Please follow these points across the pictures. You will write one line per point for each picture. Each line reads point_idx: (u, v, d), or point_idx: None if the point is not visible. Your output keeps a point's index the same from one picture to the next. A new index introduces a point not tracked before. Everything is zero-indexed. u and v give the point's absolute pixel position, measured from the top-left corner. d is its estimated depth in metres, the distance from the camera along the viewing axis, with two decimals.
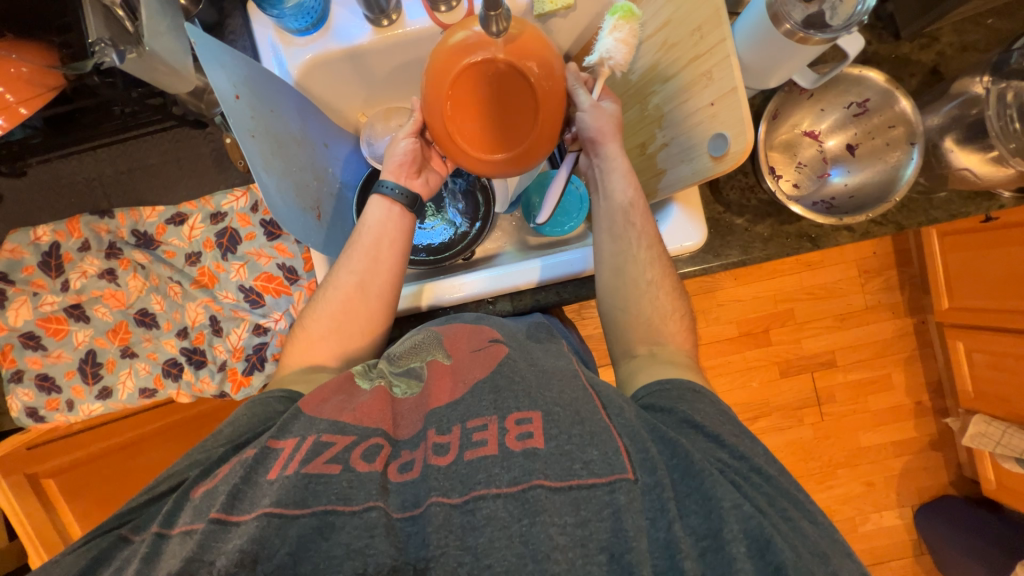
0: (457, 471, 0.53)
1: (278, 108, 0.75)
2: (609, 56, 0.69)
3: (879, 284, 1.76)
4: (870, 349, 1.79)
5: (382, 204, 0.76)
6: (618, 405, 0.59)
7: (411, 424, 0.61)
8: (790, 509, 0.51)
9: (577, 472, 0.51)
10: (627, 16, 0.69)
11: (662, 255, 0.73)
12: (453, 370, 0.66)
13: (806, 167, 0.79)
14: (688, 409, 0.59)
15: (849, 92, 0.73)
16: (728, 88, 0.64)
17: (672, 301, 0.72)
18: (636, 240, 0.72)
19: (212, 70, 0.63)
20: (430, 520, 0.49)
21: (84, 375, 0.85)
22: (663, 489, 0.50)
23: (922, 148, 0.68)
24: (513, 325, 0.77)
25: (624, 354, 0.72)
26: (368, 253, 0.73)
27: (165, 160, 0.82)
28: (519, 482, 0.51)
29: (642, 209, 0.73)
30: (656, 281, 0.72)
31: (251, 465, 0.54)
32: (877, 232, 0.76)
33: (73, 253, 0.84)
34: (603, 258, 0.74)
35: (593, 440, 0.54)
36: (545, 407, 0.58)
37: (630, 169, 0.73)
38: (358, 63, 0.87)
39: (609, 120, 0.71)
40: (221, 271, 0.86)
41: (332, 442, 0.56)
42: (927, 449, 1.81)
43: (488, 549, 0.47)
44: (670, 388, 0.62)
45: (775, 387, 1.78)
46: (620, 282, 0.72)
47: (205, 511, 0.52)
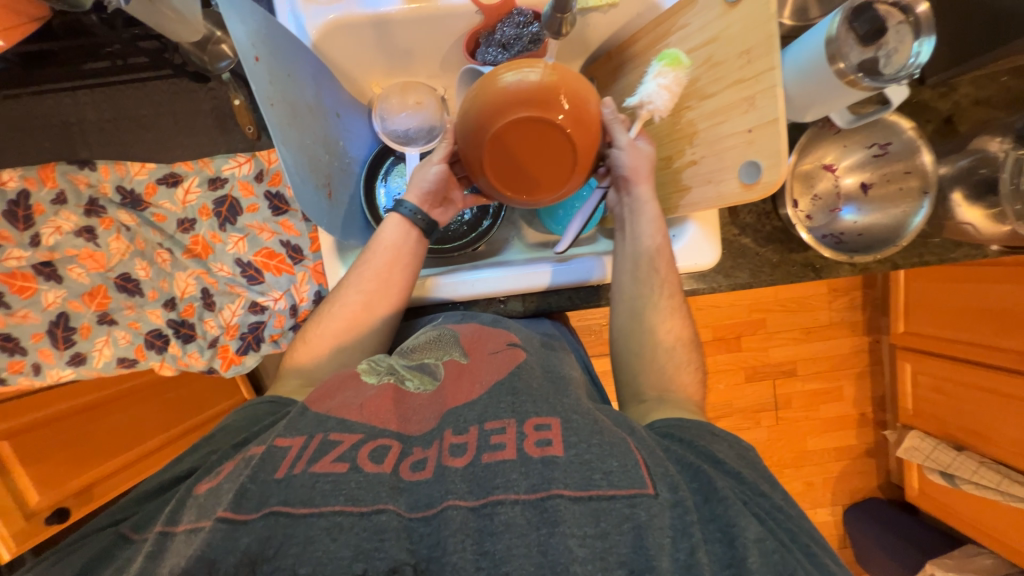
0: (474, 474, 0.53)
1: (295, 73, 0.70)
2: (649, 100, 0.76)
3: (845, 303, 1.88)
4: (828, 362, 1.91)
5: (400, 225, 0.73)
6: (630, 425, 0.63)
7: (423, 422, 0.61)
8: (812, 545, 0.54)
9: (597, 482, 0.53)
10: (672, 63, 0.75)
11: (682, 305, 0.77)
12: (470, 369, 0.68)
13: (820, 200, 0.80)
14: (707, 445, 0.62)
15: (873, 134, 0.75)
16: (769, 117, 0.65)
17: (688, 354, 0.75)
18: (658, 287, 0.75)
19: (232, 21, 0.57)
20: (447, 524, 0.49)
21: (55, 340, 0.78)
22: (686, 510, 0.52)
23: (932, 200, 0.72)
24: (529, 331, 0.79)
25: (633, 398, 0.74)
26: (380, 278, 0.72)
27: (159, 114, 0.74)
28: (538, 490, 0.52)
29: (667, 260, 0.76)
30: (674, 330, 0.75)
31: (257, 465, 0.53)
32: (875, 270, 0.81)
33: (45, 205, 0.75)
34: (622, 298, 0.77)
35: (613, 451, 0.55)
36: (563, 415, 0.60)
37: (658, 216, 0.75)
38: (382, 33, 0.81)
39: (645, 160, 0.73)
40: (217, 241, 0.78)
41: (340, 441, 0.56)
42: (863, 455, 1.99)
43: (507, 555, 0.47)
44: (690, 426, 0.65)
45: (740, 390, 1.89)
46: (636, 324, 0.76)
47: (210, 509, 0.50)
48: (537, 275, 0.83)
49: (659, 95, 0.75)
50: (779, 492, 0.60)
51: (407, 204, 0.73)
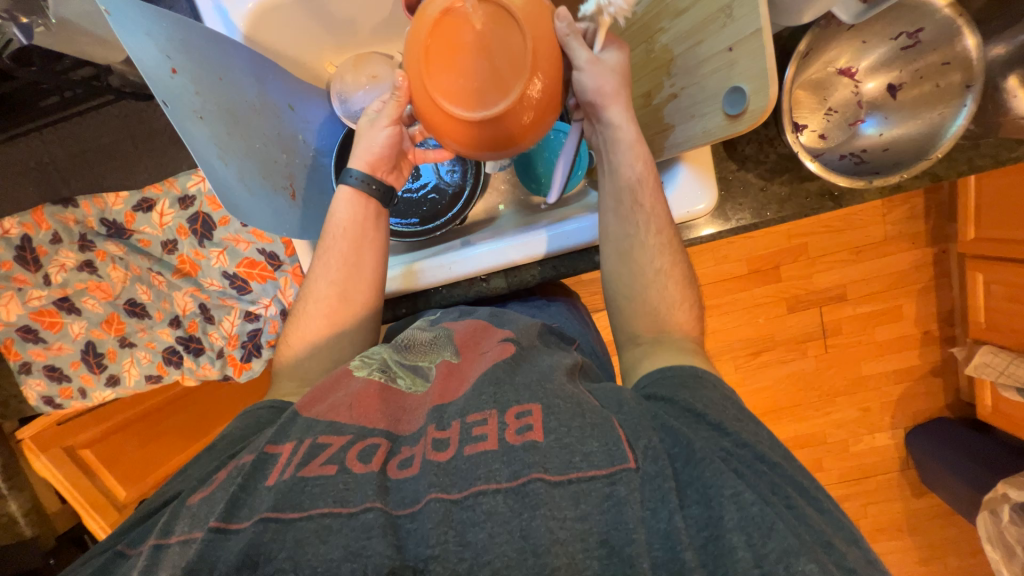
0: (455, 468, 0.50)
1: (228, 74, 0.65)
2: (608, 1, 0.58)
3: (902, 213, 1.66)
4: (884, 281, 1.74)
5: (352, 200, 0.70)
6: (617, 397, 0.58)
7: (413, 421, 0.59)
8: (794, 496, 0.49)
9: (577, 465, 0.50)
10: None
11: (673, 241, 0.70)
12: (459, 370, 0.66)
13: (836, 113, 0.69)
14: (690, 397, 0.57)
15: (898, 21, 0.60)
16: (751, 30, 0.53)
17: (683, 291, 0.69)
18: (644, 223, 0.68)
19: (135, 40, 0.54)
20: (429, 516, 0.47)
21: (89, 365, 0.86)
22: (664, 479, 0.48)
23: (979, 92, 0.58)
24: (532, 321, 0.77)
25: (628, 340, 0.70)
26: (346, 260, 0.70)
27: (119, 139, 0.78)
28: (519, 477, 0.48)
29: (652, 189, 0.68)
30: (665, 270, 0.69)
31: (248, 474, 0.53)
32: (910, 188, 0.68)
33: (46, 246, 0.79)
34: (609, 240, 0.71)
35: (594, 432, 0.52)
36: (546, 401, 0.56)
37: (637, 141, 0.66)
38: (316, 7, 0.75)
39: (611, 78, 0.62)
40: (201, 258, 0.80)
41: (328, 443, 0.55)
42: (927, 375, 1.84)
43: (489, 544, 0.45)
44: (672, 375, 0.61)
45: (783, 322, 1.77)
46: (626, 267, 0.69)
47: (203, 519, 0.50)
48: (535, 243, 0.79)
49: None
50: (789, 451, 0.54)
51: (352, 171, 0.70)
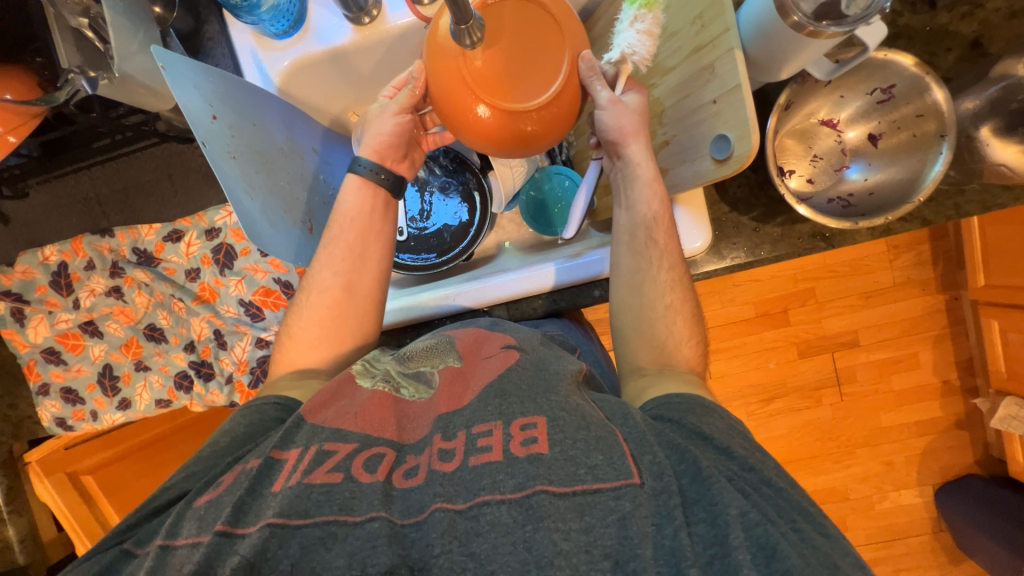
0: (460, 477, 0.51)
1: (262, 121, 0.73)
2: (632, 50, 0.65)
3: (909, 259, 1.67)
4: (896, 328, 1.71)
5: (359, 187, 0.72)
6: (624, 412, 0.58)
7: (418, 429, 0.60)
8: (801, 521, 0.49)
9: (582, 477, 0.50)
10: (649, 3, 0.66)
11: (683, 277, 0.71)
12: (463, 374, 0.66)
13: (822, 159, 0.74)
14: (697, 422, 0.57)
15: (871, 78, 0.65)
16: (732, 84, 0.58)
17: (688, 326, 0.69)
18: (657, 260, 0.69)
19: (184, 90, 0.61)
20: (434, 526, 0.48)
21: (104, 388, 0.90)
22: (670, 496, 0.48)
23: (954, 141, 0.61)
24: (529, 331, 0.75)
25: (632, 371, 0.69)
26: (352, 252, 0.71)
27: (158, 177, 0.83)
28: (523, 488, 0.49)
29: (666, 227, 0.69)
30: (674, 305, 0.69)
31: (255, 478, 0.53)
32: (899, 230, 0.71)
33: (80, 272, 0.86)
34: (621, 273, 0.71)
35: (599, 444, 0.52)
36: (551, 413, 0.56)
37: (656, 180, 0.67)
38: (341, 64, 0.83)
39: (632, 118, 0.64)
40: (220, 286, 0.87)
41: (334, 450, 0.55)
42: (952, 428, 1.76)
43: (493, 554, 0.46)
44: (680, 401, 0.59)
45: (794, 367, 1.73)
46: (635, 300, 0.70)
47: (210, 523, 0.50)
48: (546, 274, 0.83)
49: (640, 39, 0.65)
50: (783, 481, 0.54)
51: (363, 161, 0.71)
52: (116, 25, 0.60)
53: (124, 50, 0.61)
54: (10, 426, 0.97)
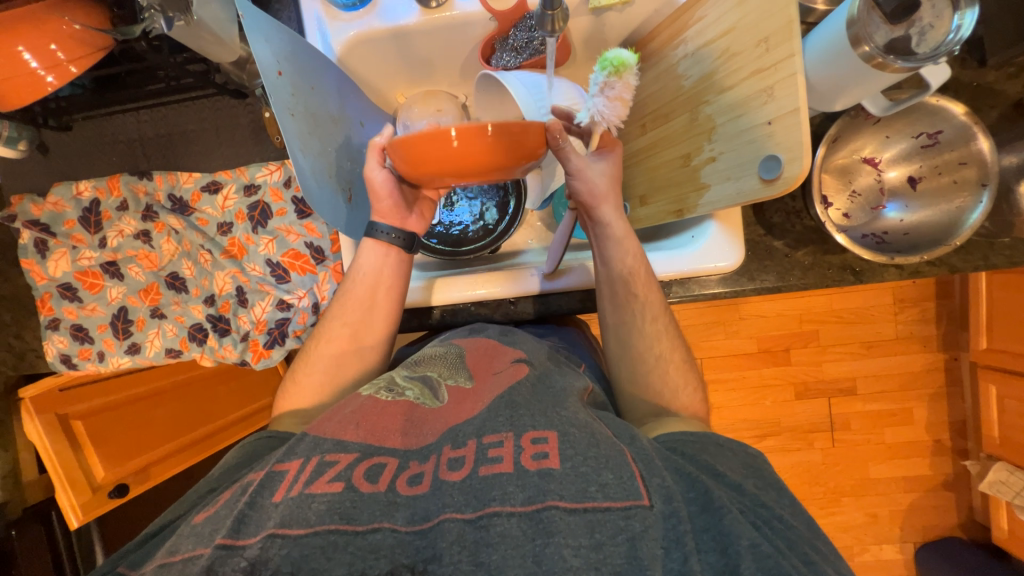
0: (470, 486, 0.48)
1: (319, 86, 0.74)
2: (601, 115, 0.68)
3: (914, 314, 1.69)
4: (894, 381, 1.72)
5: (371, 244, 0.74)
6: (630, 434, 0.56)
7: (422, 436, 0.55)
8: (812, 554, 0.48)
9: (592, 494, 0.47)
10: (618, 68, 0.64)
11: (670, 326, 0.73)
12: (475, 392, 0.62)
13: (860, 196, 0.74)
14: (711, 459, 0.57)
15: (920, 122, 0.68)
16: (789, 108, 0.60)
17: (683, 373, 0.71)
18: (640, 311, 0.72)
19: (256, 42, 0.62)
20: (443, 536, 0.45)
21: (116, 330, 0.90)
22: (679, 520, 0.47)
23: (993, 192, 0.64)
24: (538, 342, 0.76)
25: (648, 372, 0.71)
26: (363, 304, 0.73)
27: (204, 128, 0.83)
28: (533, 501, 0.47)
29: (644, 278, 0.72)
30: (665, 355, 0.71)
31: (255, 490, 0.49)
32: (928, 273, 0.72)
33: (111, 211, 0.87)
34: (607, 326, 0.74)
35: (608, 463, 0.50)
36: (561, 428, 0.53)
37: (629, 239, 0.72)
38: (401, 44, 0.84)
39: (602, 181, 0.70)
40: (251, 243, 0.88)
41: (335, 461, 0.51)
42: (939, 488, 1.76)
43: (502, 566, 0.43)
44: (695, 441, 0.59)
45: (790, 408, 1.74)
46: (624, 351, 0.73)
47: (208, 537, 0.47)
48: (528, 275, 0.84)
49: (608, 107, 0.68)
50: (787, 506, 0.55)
51: (382, 227, 0.74)
52: None
53: None
54: (13, 357, 0.92)
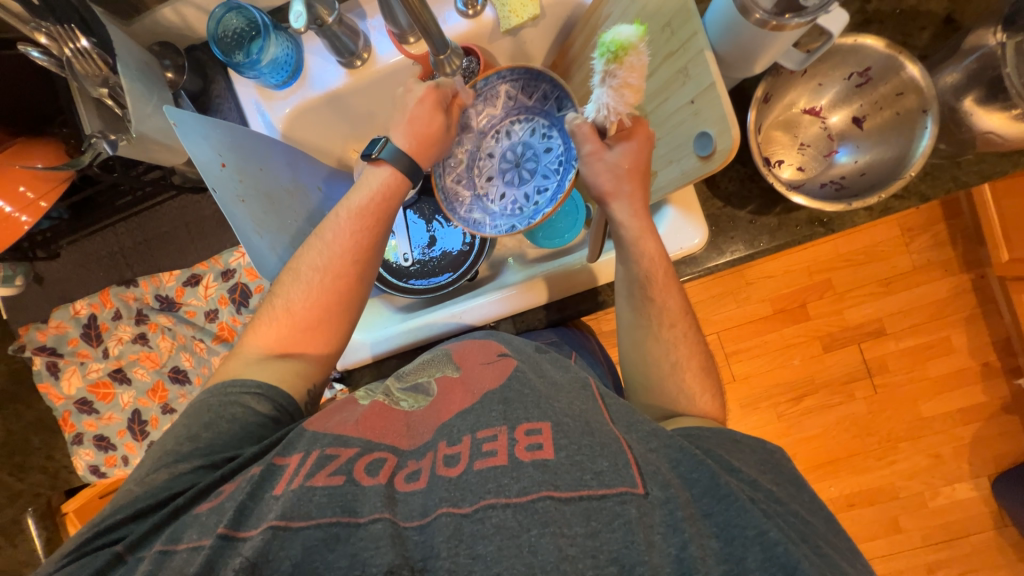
0: (465, 481, 0.44)
1: (266, 164, 0.77)
2: (605, 106, 0.62)
3: (925, 240, 1.62)
4: (924, 311, 1.65)
5: (392, 173, 0.67)
6: (631, 417, 0.50)
7: (417, 435, 0.52)
8: (825, 548, 0.44)
9: (588, 482, 0.43)
10: (617, 53, 0.58)
11: (689, 330, 0.67)
12: (462, 380, 0.58)
13: (809, 147, 0.75)
14: (725, 455, 0.50)
15: (846, 63, 0.66)
16: (707, 83, 0.60)
17: (701, 381, 0.64)
18: (657, 316, 0.66)
19: (192, 144, 0.66)
20: (439, 530, 0.41)
21: (134, 433, 0.94)
22: (678, 505, 0.42)
23: (937, 115, 0.61)
24: (524, 341, 0.66)
25: (638, 369, 0.68)
26: (366, 228, 0.64)
27: (176, 227, 0.89)
28: (527, 492, 0.42)
29: (663, 280, 0.67)
30: (682, 362, 0.65)
31: (256, 481, 0.46)
32: (899, 208, 0.69)
33: (108, 322, 0.92)
34: (623, 330, 0.70)
35: (604, 451, 0.45)
36: (555, 418, 0.48)
37: (648, 233, 0.66)
38: (338, 105, 0.88)
39: (612, 173, 0.65)
40: (238, 324, 0.91)
41: (336, 455, 0.48)
42: (1000, 413, 1.66)
43: (498, 556, 0.39)
44: (708, 434, 0.53)
45: (820, 362, 1.68)
46: (642, 358, 0.67)
47: (212, 526, 0.44)
48: (538, 287, 0.83)
49: (613, 96, 0.61)
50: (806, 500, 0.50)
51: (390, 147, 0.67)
52: (131, 94, 0.66)
53: (140, 113, 0.67)
54: (48, 478, 1.02)
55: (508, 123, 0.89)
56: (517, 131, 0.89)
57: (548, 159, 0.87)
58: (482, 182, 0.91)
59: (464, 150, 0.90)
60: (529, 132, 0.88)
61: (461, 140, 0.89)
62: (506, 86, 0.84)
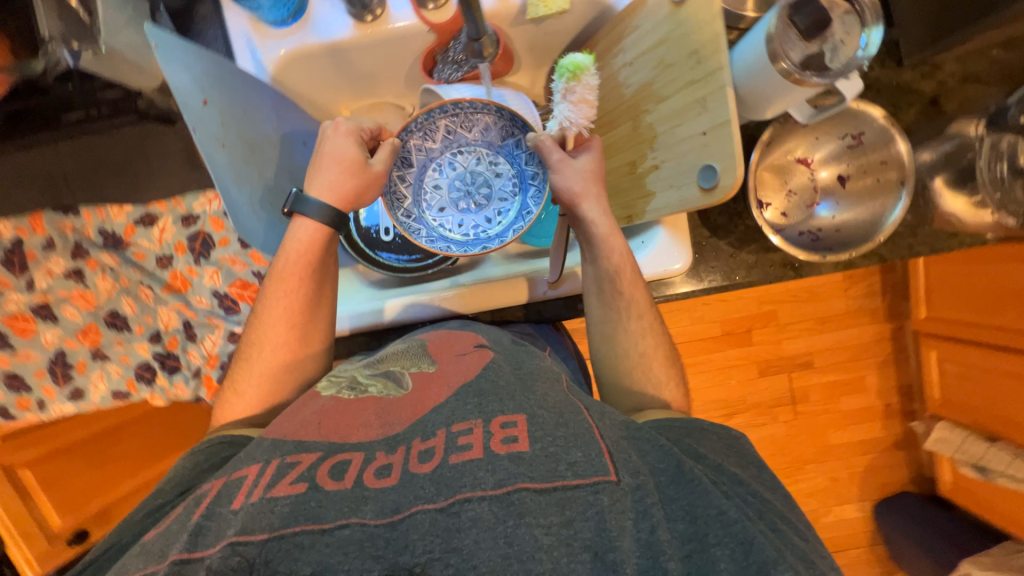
0: (441, 475, 0.41)
1: (252, 108, 0.70)
2: (567, 117, 0.73)
3: (862, 289, 1.78)
4: (847, 353, 1.83)
5: (311, 228, 0.65)
6: (602, 408, 0.51)
7: (389, 420, 0.48)
8: (778, 521, 0.46)
9: (561, 472, 0.41)
10: (574, 72, 0.75)
11: (658, 325, 0.70)
12: (440, 376, 0.54)
13: (795, 195, 0.78)
14: (695, 443, 0.53)
15: (846, 124, 0.72)
16: (722, 119, 0.62)
17: (666, 369, 0.67)
18: (624, 310, 0.69)
19: (171, 70, 0.58)
20: (415, 527, 0.38)
21: (55, 376, 0.85)
22: (647, 492, 0.42)
23: (911, 190, 0.68)
24: (499, 332, 0.67)
25: (611, 376, 0.69)
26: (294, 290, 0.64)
27: (132, 157, 0.78)
28: (503, 484, 0.40)
29: (631, 276, 0.69)
30: (648, 352, 0.68)
31: (210, 503, 0.43)
32: (860, 265, 0.76)
33: (36, 251, 0.81)
34: (591, 326, 0.71)
35: (577, 441, 0.44)
36: (530, 410, 0.47)
37: (615, 232, 0.69)
38: (338, 59, 0.82)
39: (581, 178, 0.69)
40: (194, 276, 0.83)
41: (297, 462, 0.44)
42: (892, 448, 1.88)
43: (474, 549, 0.37)
44: (678, 424, 0.55)
45: (754, 386, 1.82)
46: (612, 351, 0.69)
47: (161, 552, 0.40)
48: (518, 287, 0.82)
49: (573, 109, 0.73)
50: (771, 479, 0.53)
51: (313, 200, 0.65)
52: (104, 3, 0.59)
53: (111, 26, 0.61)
54: None
55: (449, 154, 0.83)
56: (460, 163, 0.84)
57: (501, 183, 0.84)
58: (434, 211, 0.85)
59: (409, 184, 0.82)
60: (473, 160, 0.84)
61: (401, 174, 0.81)
62: (444, 119, 0.79)
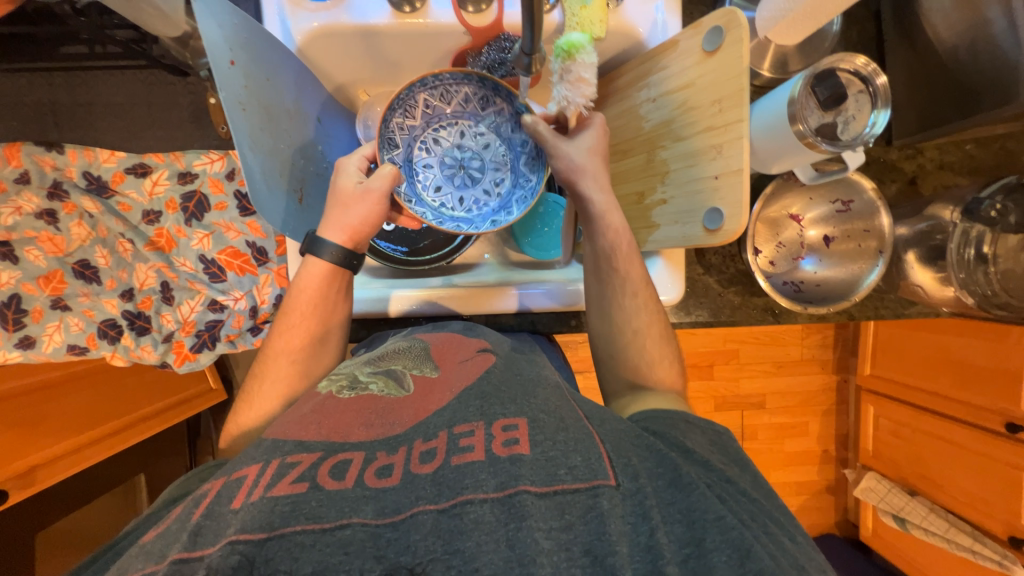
0: (443, 476, 0.42)
1: (275, 77, 0.69)
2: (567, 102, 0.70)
3: (817, 340, 1.91)
4: (795, 398, 1.94)
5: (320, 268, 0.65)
6: (602, 416, 0.53)
7: (383, 417, 0.49)
8: (772, 527, 0.47)
9: (561, 476, 0.43)
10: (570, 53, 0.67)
11: (654, 302, 0.71)
12: (442, 380, 0.54)
13: (785, 247, 0.84)
14: (682, 437, 0.54)
15: (839, 191, 0.78)
16: (735, 168, 0.66)
17: (662, 349, 0.70)
18: (621, 286, 0.70)
19: (204, 23, 0.56)
20: (416, 528, 0.39)
21: (4, 321, 0.81)
22: (645, 496, 0.43)
23: (886, 259, 0.74)
24: (501, 336, 0.69)
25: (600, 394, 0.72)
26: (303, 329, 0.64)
27: (134, 102, 0.77)
28: (505, 487, 0.41)
29: (627, 253, 0.71)
30: (644, 330, 0.70)
31: (210, 504, 0.41)
32: (832, 319, 0.83)
33: (7, 184, 0.77)
34: (591, 301, 0.73)
35: (577, 446, 0.45)
36: (531, 414, 0.48)
37: (612, 209, 0.70)
38: (369, 43, 0.80)
39: (585, 158, 0.70)
40: (182, 236, 0.86)
41: (298, 461, 0.43)
42: (824, 491, 2.01)
43: (476, 552, 0.38)
44: (666, 416, 0.57)
45: (709, 419, 1.90)
46: (608, 327, 0.71)
47: (157, 555, 0.38)
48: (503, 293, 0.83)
49: (572, 90, 0.69)
50: (749, 478, 0.53)
51: (326, 244, 0.65)
52: None
53: None
54: None
55: (431, 131, 0.83)
56: (443, 138, 0.84)
57: (489, 155, 0.86)
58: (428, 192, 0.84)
59: (399, 166, 0.80)
60: (457, 134, 0.85)
61: (391, 156, 0.79)
62: (424, 92, 0.78)
